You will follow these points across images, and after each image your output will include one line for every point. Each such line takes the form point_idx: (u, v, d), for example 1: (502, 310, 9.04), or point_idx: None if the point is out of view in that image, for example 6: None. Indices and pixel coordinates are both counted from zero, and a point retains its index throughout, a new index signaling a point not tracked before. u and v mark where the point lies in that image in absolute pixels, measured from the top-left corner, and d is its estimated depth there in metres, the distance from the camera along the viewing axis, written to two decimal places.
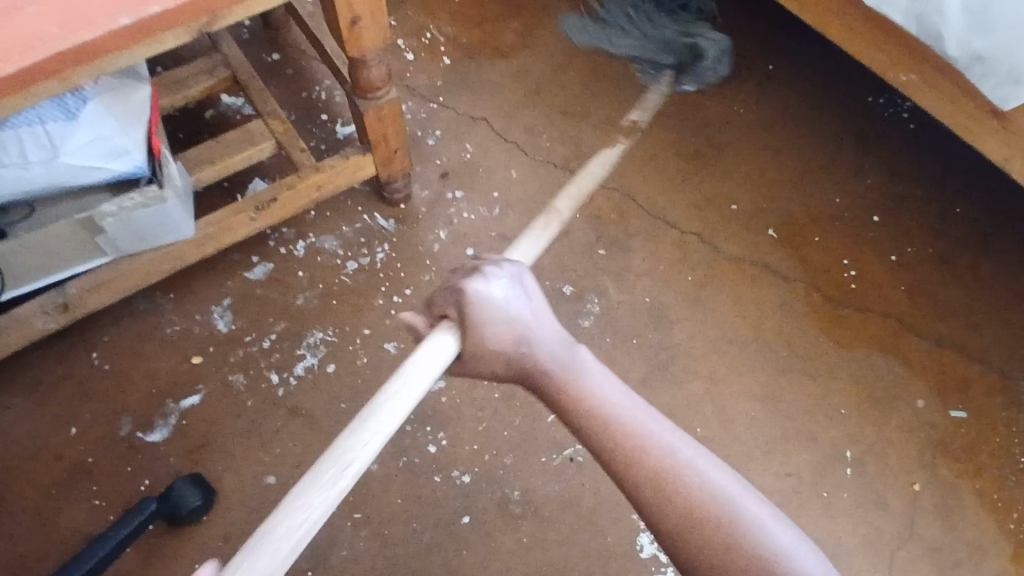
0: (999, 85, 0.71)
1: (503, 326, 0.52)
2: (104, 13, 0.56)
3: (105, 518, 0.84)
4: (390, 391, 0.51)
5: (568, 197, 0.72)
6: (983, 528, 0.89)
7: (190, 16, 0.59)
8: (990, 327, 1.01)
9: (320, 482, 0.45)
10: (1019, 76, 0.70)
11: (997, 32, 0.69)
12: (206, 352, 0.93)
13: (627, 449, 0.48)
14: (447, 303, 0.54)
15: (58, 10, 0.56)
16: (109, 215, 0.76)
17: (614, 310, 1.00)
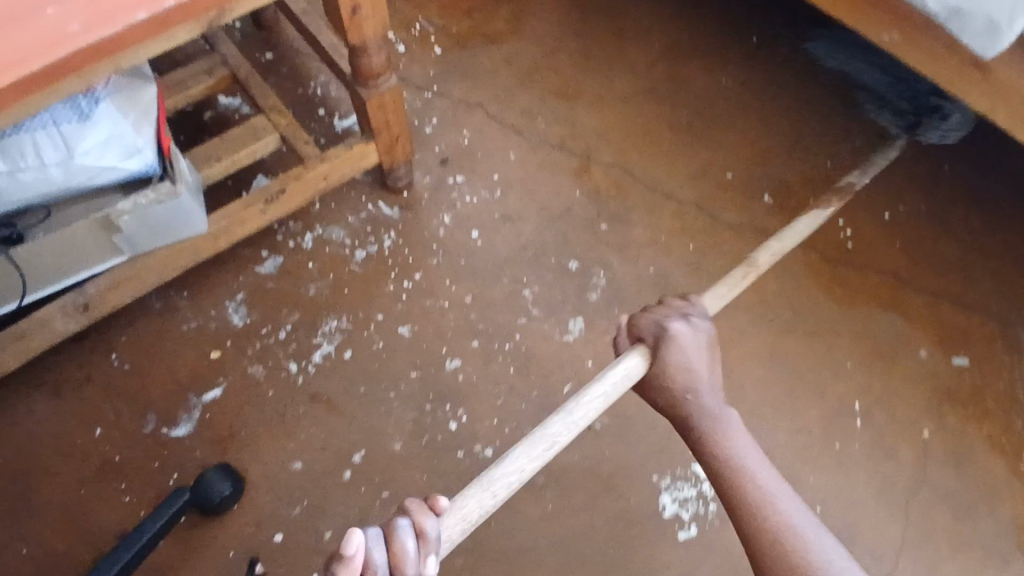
0: (978, 36, 0.74)
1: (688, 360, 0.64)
2: (121, 9, 0.58)
3: (136, 512, 0.86)
4: (591, 393, 0.62)
5: (768, 250, 0.80)
6: (989, 468, 0.92)
7: (202, 8, 0.61)
8: (985, 276, 1.04)
9: (513, 462, 0.57)
10: (997, 25, 0.72)
11: None
12: (224, 346, 0.95)
13: (740, 477, 0.59)
14: (646, 331, 0.66)
15: (76, 9, 0.58)
16: (125, 212, 0.78)
17: (620, 281, 1.02)
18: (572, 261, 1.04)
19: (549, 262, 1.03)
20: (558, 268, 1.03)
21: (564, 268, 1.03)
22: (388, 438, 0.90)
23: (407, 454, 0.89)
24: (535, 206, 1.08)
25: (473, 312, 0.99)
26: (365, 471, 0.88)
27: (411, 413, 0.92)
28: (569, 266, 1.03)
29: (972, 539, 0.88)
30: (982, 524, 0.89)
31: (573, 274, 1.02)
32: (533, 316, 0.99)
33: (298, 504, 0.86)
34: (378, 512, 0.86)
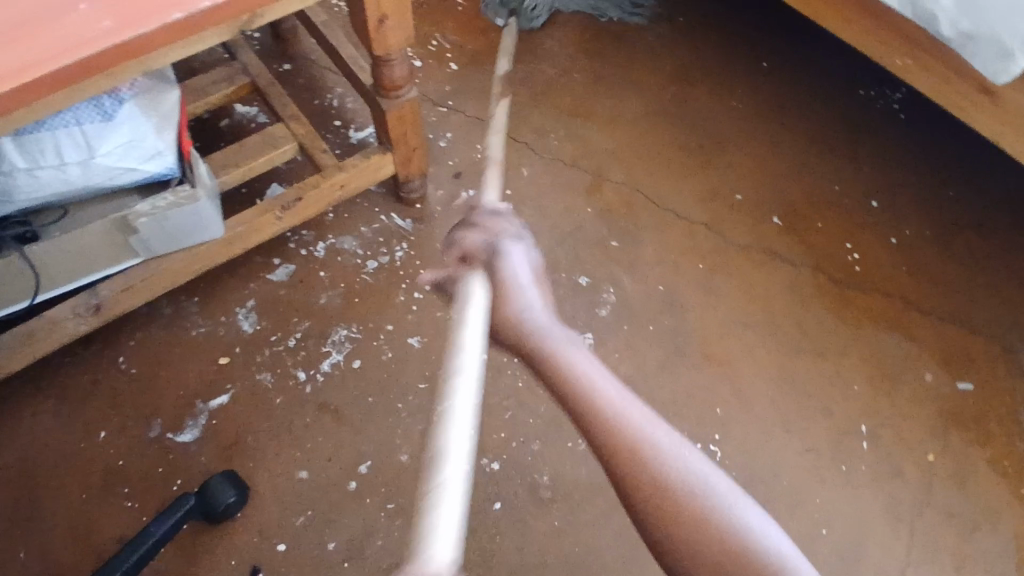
0: (990, 62, 0.76)
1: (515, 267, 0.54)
2: (157, 9, 0.59)
3: (138, 519, 0.84)
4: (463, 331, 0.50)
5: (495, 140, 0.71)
6: (997, 494, 0.92)
7: (235, 12, 0.63)
8: (990, 303, 1.05)
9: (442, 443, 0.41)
10: (1010, 52, 0.74)
11: (986, 11, 0.73)
12: (233, 352, 0.95)
13: (581, 391, 0.48)
14: (474, 256, 0.55)
15: (112, 8, 0.59)
16: (143, 214, 0.78)
17: (630, 299, 1.03)
18: (582, 277, 1.04)
19: (559, 277, 1.04)
20: (568, 284, 1.03)
21: (574, 283, 1.03)
22: (396, 449, 0.90)
23: (414, 465, 0.89)
24: (546, 221, 1.09)
25: None
26: (372, 482, 0.87)
27: (420, 424, 0.91)
28: (579, 282, 1.03)
29: (980, 565, 0.87)
30: (991, 551, 0.88)
31: (583, 290, 1.03)
32: None
33: (302, 514, 0.85)
34: (384, 523, 0.85)
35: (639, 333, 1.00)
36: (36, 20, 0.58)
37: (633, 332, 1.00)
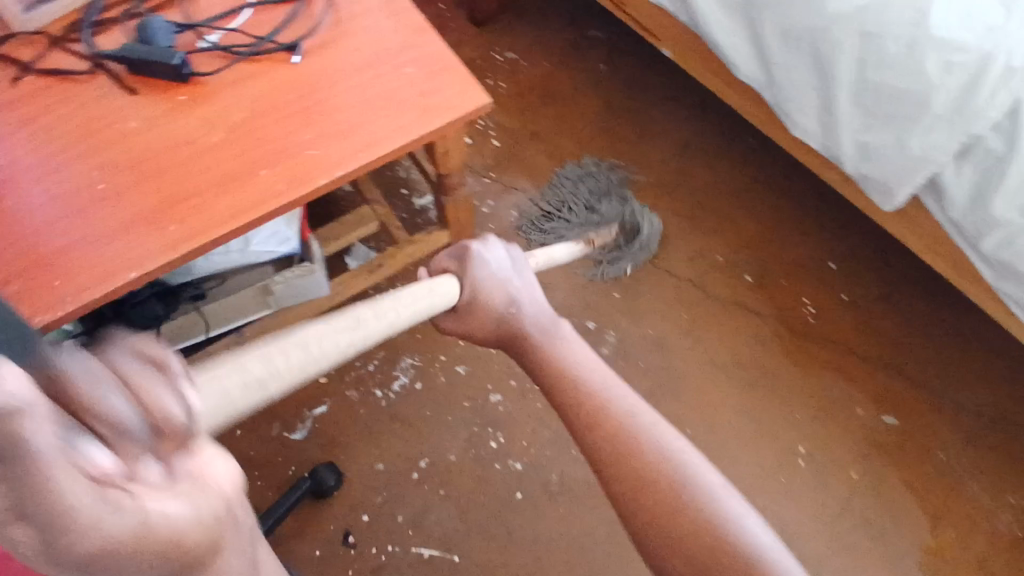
0: (880, 196, 0.99)
1: (495, 288, 0.70)
2: (318, 174, 0.92)
3: (266, 493, 1.20)
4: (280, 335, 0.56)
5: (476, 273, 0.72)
6: (904, 505, 1.20)
7: (362, 171, 0.95)
8: (920, 352, 1.31)
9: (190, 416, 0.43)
10: (891, 191, 0.96)
11: (876, 162, 0.96)
12: (329, 373, 1.30)
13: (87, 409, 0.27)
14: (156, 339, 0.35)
15: (283, 171, 0.93)
16: (278, 283, 1.13)
17: (628, 339, 1.33)
18: (591, 321, 1.35)
19: (573, 321, 1.34)
20: (579, 326, 1.34)
21: (583, 326, 1.34)
22: (447, 451, 1.24)
23: (460, 463, 1.23)
24: (565, 277, 1.39)
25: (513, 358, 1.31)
26: (429, 473, 1.22)
27: (463, 433, 1.25)
28: (587, 325, 1.34)
29: (881, 556, 1.16)
30: (893, 547, 1.17)
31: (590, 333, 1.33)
32: None
33: (380, 494, 1.20)
34: (438, 503, 1.20)
35: (631, 367, 1.30)
36: (232, 181, 0.92)
37: (626, 366, 1.31)
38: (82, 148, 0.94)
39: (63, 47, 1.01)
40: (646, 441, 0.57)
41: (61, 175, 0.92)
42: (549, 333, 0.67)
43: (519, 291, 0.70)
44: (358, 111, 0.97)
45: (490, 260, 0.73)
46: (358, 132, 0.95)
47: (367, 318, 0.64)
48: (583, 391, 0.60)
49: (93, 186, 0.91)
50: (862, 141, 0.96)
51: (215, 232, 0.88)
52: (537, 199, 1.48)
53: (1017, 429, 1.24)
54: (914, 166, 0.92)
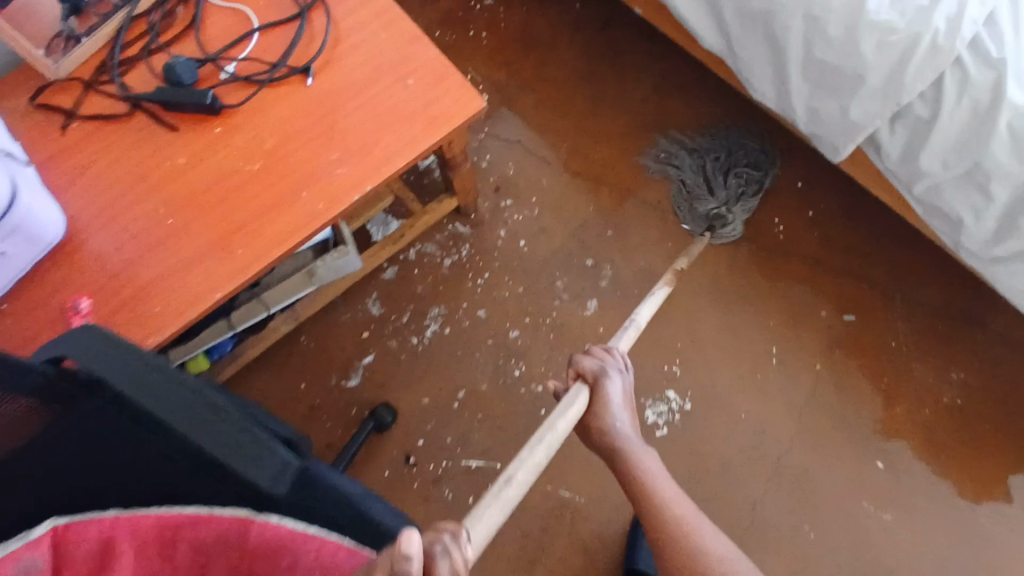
0: (827, 150, 1.16)
1: (614, 411, 0.89)
2: (349, 190, 1.10)
3: (335, 432, 1.45)
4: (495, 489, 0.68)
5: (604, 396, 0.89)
6: (859, 386, 1.45)
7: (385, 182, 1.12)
8: (873, 257, 1.52)
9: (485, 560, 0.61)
10: (836, 147, 1.14)
11: (823, 124, 1.12)
12: (370, 328, 1.51)
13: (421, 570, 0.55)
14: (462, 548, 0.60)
15: (320, 191, 1.10)
16: (320, 267, 1.31)
17: (622, 271, 1.53)
18: (589, 259, 1.55)
19: (573, 260, 1.55)
20: (579, 264, 1.54)
21: (583, 264, 1.54)
22: (479, 382, 1.48)
23: (491, 391, 1.48)
24: (563, 220, 1.57)
25: (525, 299, 1.53)
26: (467, 402, 1.47)
27: (491, 365, 1.49)
28: (586, 263, 1.54)
29: (839, 428, 1.43)
30: (850, 420, 1.43)
31: (589, 269, 1.54)
32: (564, 299, 1.52)
33: (429, 422, 1.46)
34: (477, 425, 1.45)
35: (626, 296, 1.52)
36: (279, 205, 1.10)
37: (623, 295, 1.52)
38: (143, 187, 1.11)
39: (99, 91, 1.16)
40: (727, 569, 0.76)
41: (131, 214, 1.10)
42: (655, 467, 0.88)
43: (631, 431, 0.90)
44: (374, 128, 1.13)
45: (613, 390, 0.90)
46: (377, 148, 1.12)
47: (541, 458, 0.73)
48: (681, 522, 0.81)
49: (163, 222, 1.09)
50: (811, 107, 1.12)
51: (275, 252, 1.08)
52: (672, 182, 1.59)
53: (955, 314, 1.49)
54: (853, 128, 1.09)
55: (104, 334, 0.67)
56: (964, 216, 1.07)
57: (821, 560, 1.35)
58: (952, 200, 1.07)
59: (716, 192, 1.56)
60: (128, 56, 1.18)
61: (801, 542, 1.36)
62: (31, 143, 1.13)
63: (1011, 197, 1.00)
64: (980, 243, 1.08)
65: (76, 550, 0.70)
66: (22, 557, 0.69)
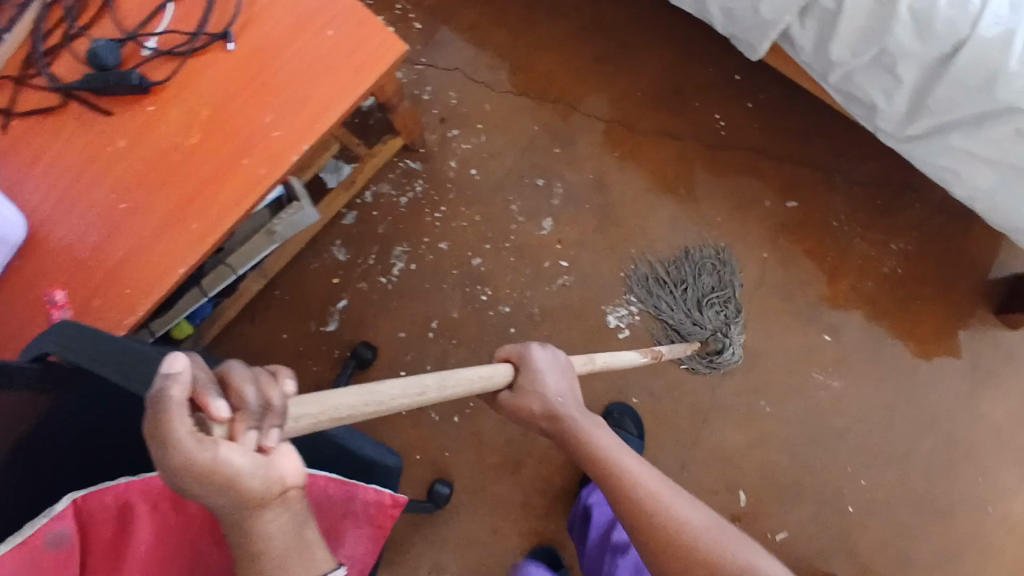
0: (746, 49, 1.19)
1: (542, 377, 0.93)
2: (287, 152, 1.14)
3: (322, 374, 1.54)
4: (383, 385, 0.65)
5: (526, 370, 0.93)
6: (806, 268, 1.53)
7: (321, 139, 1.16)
8: (813, 140, 1.57)
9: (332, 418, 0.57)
10: (752, 46, 1.17)
11: (738, 24, 1.15)
12: (340, 274, 1.58)
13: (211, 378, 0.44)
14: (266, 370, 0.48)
15: (261, 154, 1.14)
16: (278, 225, 1.37)
17: (573, 186, 1.58)
18: (540, 178, 1.58)
19: (524, 181, 1.58)
20: (530, 184, 1.58)
21: (534, 183, 1.58)
22: (450, 310, 1.56)
23: (462, 317, 1.56)
24: (510, 143, 1.60)
25: (482, 226, 1.58)
26: (441, 330, 1.56)
27: (459, 293, 1.57)
28: (537, 182, 1.58)
29: (791, 309, 1.52)
30: (798, 300, 1.52)
31: (541, 188, 1.58)
32: (520, 220, 1.57)
33: (408, 354, 1.55)
34: (453, 351, 1.54)
35: (580, 209, 1.57)
36: (223, 175, 1.14)
37: (576, 209, 1.57)
38: (91, 174, 1.15)
39: (30, 86, 1.18)
40: (707, 538, 0.77)
41: (86, 202, 1.14)
42: (614, 450, 0.89)
43: (575, 410, 0.93)
44: (302, 85, 1.15)
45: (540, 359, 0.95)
46: (308, 105, 1.14)
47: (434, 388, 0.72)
48: (656, 501, 0.81)
49: (117, 206, 1.14)
50: (725, 7, 1.14)
51: (227, 221, 1.13)
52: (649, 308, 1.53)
53: (892, 188, 1.55)
54: (766, 25, 1.12)
55: (86, 327, 0.60)
56: (877, 101, 1.11)
57: (777, 429, 1.49)
58: (865, 86, 1.11)
59: (701, 321, 1.50)
60: (52, 46, 1.19)
61: (758, 415, 1.49)
62: None
63: (916, 78, 1.05)
64: (895, 125, 1.13)
65: (96, 519, 0.64)
66: (50, 531, 0.60)
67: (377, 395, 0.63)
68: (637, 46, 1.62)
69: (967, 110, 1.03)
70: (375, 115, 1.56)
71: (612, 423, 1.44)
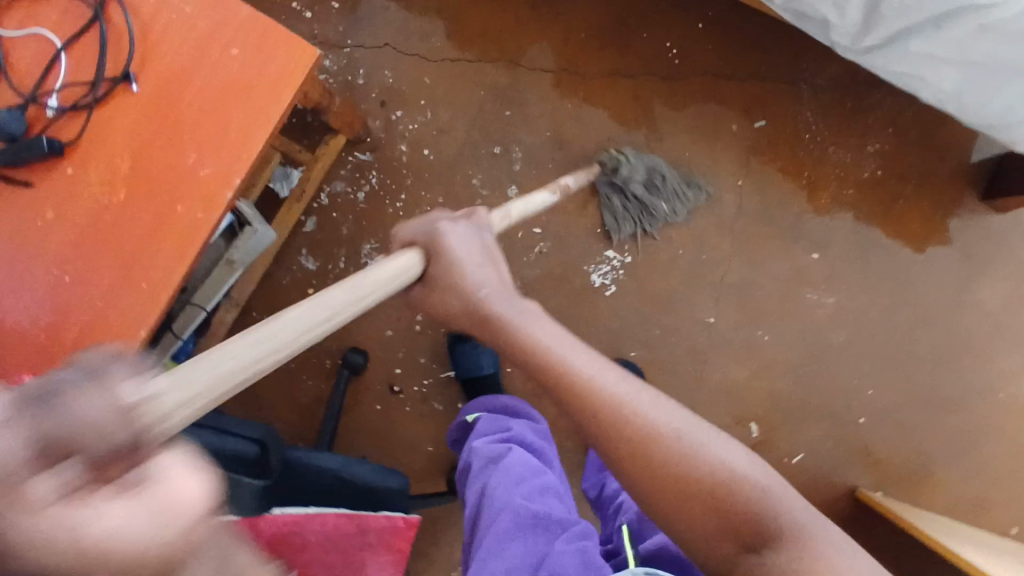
0: None
1: (459, 264, 0.87)
2: (220, 190, 1.07)
3: (319, 386, 1.54)
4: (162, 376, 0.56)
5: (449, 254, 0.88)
6: (783, 187, 1.48)
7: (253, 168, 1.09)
8: (774, 50, 1.48)
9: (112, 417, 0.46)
10: None
11: None
12: (313, 284, 1.53)
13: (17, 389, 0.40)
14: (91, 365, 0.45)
15: (193, 197, 1.07)
16: (236, 251, 1.33)
17: (531, 148, 1.51)
18: (496, 146, 1.51)
19: (481, 152, 1.51)
20: (487, 155, 1.51)
21: (491, 153, 1.51)
22: None
23: None
24: (458, 114, 1.51)
25: (447, 207, 1.51)
26: (429, 321, 1.54)
27: None
28: (494, 151, 1.51)
29: (775, 233, 1.48)
30: (780, 223, 1.48)
31: (499, 156, 1.51)
32: (485, 194, 1.51)
33: (400, 350, 1.54)
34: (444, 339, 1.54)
35: (543, 172, 1.51)
36: (160, 226, 1.08)
37: (539, 172, 1.51)
38: (29, 252, 1.10)
39: None
40: (673, 441, 0.69)
41: (31, 280, 1.10)
42: (555, 342, 0.79)
43: (497, 300, 0.85)
44: (218, 114, 1.07)
45: (455, 241, 0.89)
46: (229, 134, 1.07)
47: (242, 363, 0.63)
48: (617, 403, 0.72)
49: (62, 280, 1.09)
50: None
51: (176, 276, 1.08)
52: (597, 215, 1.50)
53: (861, 86, 1.48)
54: None
55: None
56: (828, 15, 1.05)
57: (777, 355, 1.48)
58: (813, 2, 1.05)
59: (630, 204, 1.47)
60: None
61: (756, 345, 1.48)
62: None
63: None
64: (850, 37, 1.08)
65: None
66: None
67: (224, 376, 0.61)
68: None
69: (921, 13, 0.97)
70: (308, 117, 1.49)
71: None
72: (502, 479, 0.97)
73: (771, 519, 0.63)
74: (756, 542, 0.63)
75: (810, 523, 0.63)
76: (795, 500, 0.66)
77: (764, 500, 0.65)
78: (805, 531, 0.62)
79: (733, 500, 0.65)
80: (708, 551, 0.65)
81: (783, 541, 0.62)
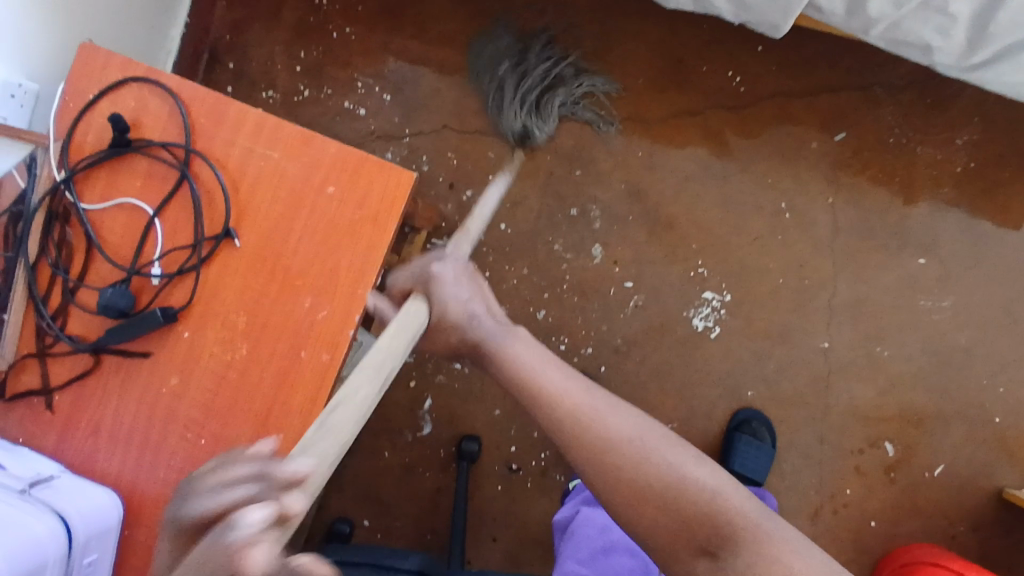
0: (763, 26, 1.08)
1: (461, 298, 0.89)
2: (341, 329, 1.05)
3: (437, 476, 1.53)
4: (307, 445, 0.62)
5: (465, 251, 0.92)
6: (873, 197, 1.44)
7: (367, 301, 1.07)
8: (838, 59, 1.44)
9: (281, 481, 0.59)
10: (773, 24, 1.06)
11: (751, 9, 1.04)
12: (414, 375, 1.54)
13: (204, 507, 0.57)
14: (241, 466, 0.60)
15: (313, 340, 1.05)
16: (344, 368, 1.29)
17: (608, 204, 1.47)
18: (572, 208, 1.47)
19: (559, 217, 1.47)
20: (565, 218, 1.47)
21: (568, 216, 1.47)
22: None
23: None
24: (529, 182, 1.48)
25: (534, 277, 1.47)
26: None
27: None
28: (571, 213, 1.47)
29: (873, 244, 1.44)
30: (877, 233, 1.44)
31: (577, 218, 1.47)
32: (570, 258, 1.47)
33: (511, 428, 1.53)
34: None
35: (625, 225, 1.47)
36: (286, 374, 1.05)
37: (621, 226, 1.47)
38: (160, 423, 1.07)
39: (55, 356, 1.08)
40: (631, 452, 0.71)
41: (166, 450, 1.07)
42: (528, 363, 0.83)
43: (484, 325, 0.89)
44: (324, 251, 1.06)
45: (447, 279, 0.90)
46: (340, 270, 1.05)
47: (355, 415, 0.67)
48: (576, 420, 0.74)
49: (198, 444, 1.06)
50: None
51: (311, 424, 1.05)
52: (645, 212, 1.47)
53: (939, 79, 1.42)
54: (786, 7, 1.00)
55: None
56: (932, 40, 1.00)
57: (901, 369, 1.44)
58: (914, 30, 0.99)
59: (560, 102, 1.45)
60: (57, 307, 1.09)
61: (877, 362, 1.44)
62: (32, 438, 1.08)
63: (970, 10, 0.93)
64: (954, 56, 1.02)
65: None
66: None
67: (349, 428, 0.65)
68: (623, 30, 1.47)
69: None
70: None
71: (749, 433, 1.41)
72: (570, 545, 1.04)
73: (723, 523, 0.65)
74: (712, 544, 0.64)
75: (760, 528, 0.65)
76: (746, 503, 0.67)
77: (714, 504, 0.67)
78: (754, 533, 0.64)
79: (687, 507, 0.67)
80: (670, 558, 0.67)
81: (737, 548, 0.63)
